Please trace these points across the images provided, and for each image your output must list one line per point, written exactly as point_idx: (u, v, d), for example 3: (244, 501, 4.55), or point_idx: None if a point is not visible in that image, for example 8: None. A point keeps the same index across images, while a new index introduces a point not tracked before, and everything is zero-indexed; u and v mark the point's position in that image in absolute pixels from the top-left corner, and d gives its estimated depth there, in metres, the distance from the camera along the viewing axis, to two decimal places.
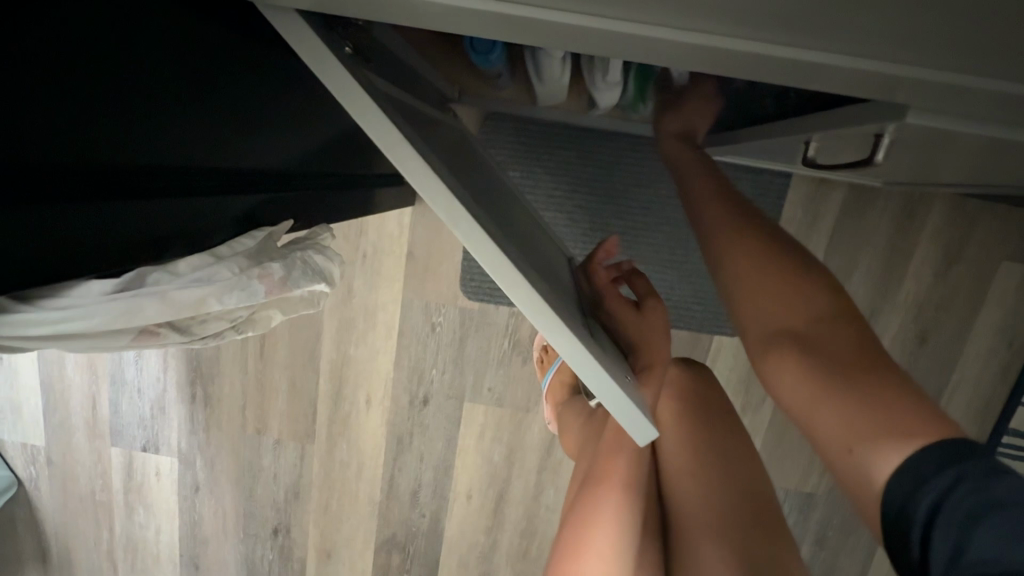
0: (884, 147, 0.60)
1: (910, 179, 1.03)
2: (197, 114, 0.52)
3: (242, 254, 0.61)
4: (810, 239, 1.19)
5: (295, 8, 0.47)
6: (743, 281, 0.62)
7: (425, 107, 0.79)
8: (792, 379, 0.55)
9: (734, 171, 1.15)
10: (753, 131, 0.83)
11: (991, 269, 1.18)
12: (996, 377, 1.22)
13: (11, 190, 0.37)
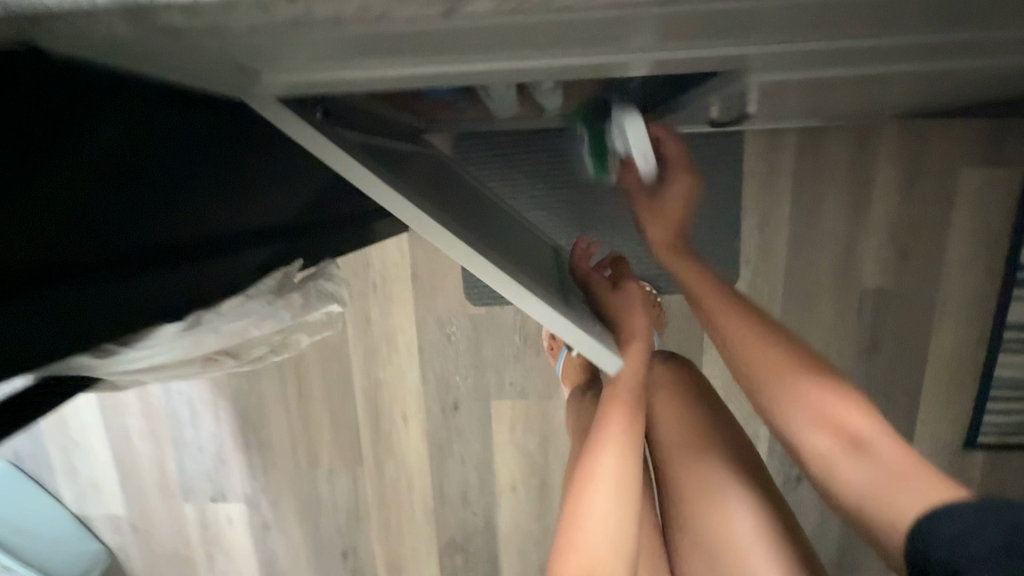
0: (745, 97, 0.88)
1: (850, 113, 1.11)
2: (228, 188, 0.64)
3: (269, 290, 0.75)
4: (776, 186, 1.27)
5: (276, 97, 0.59)
6: (769, 378, 0.74)
7: (399, 144, 0.90)
8: (821, 443, 0.70)
9: (691, 139, 1.24)
10: (685, 105, 0.92)
11: (953, 178, 1.25)
12: (981, 277, 1.30)
13: (106, 272, 0.49)
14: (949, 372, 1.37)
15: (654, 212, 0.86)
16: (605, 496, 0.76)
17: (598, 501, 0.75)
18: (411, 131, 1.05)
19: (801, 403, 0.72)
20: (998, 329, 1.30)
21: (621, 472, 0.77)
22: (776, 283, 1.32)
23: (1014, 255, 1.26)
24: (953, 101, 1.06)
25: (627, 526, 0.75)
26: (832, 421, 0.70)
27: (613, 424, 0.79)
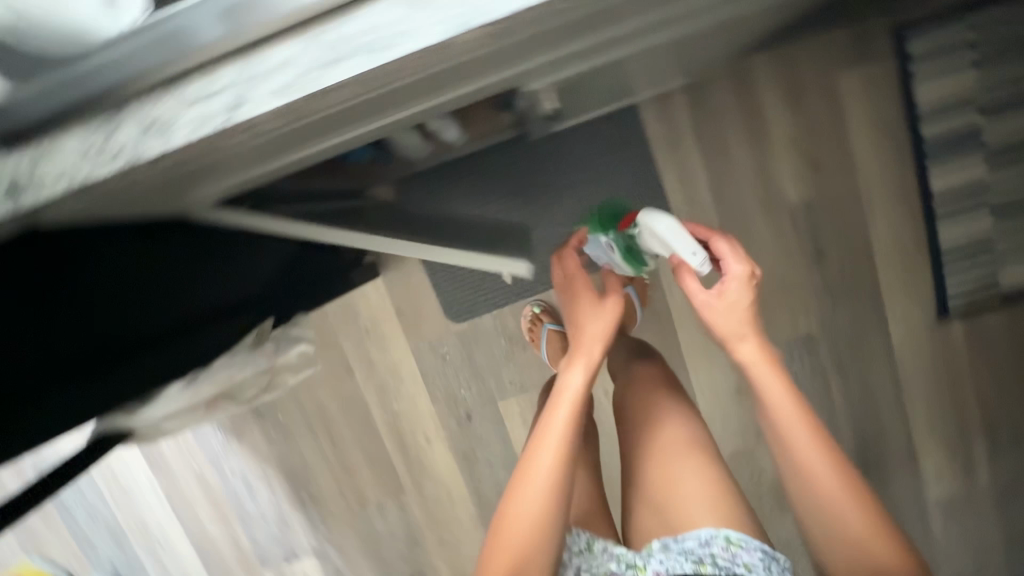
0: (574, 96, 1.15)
1: (714, 61, 1.25)
2: (202, 279, 0.81)
3: (247, 346, 0.91)
4: (680, 140, 1.41)
5: (216, 206, 0.85)
6: (810, 471, 0.87)
7: (332, 203, 1.08)
8: (807, 485, 0.87)
9: (593, 124, 1.40)
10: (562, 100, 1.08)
11: (833, 85, 1.37)
12: (891, 162, 1.41)
13: (87, 354, 0.67)
14: (897, 255, 1.47)
15: (716, 295, 0.95)
16: (535, 469, 0.85)
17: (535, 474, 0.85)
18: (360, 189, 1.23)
19: (799, 446, 0.88)
20: (924, 201, 1.42)
21: (555, 449, 0.86)
22: (712, 224, 1.45)
23: (913, 135, 1.39)
24: (797, 26, 1.20)
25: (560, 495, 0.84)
26: (841, 510, 0.84)
27: (553, 412, 0.90)
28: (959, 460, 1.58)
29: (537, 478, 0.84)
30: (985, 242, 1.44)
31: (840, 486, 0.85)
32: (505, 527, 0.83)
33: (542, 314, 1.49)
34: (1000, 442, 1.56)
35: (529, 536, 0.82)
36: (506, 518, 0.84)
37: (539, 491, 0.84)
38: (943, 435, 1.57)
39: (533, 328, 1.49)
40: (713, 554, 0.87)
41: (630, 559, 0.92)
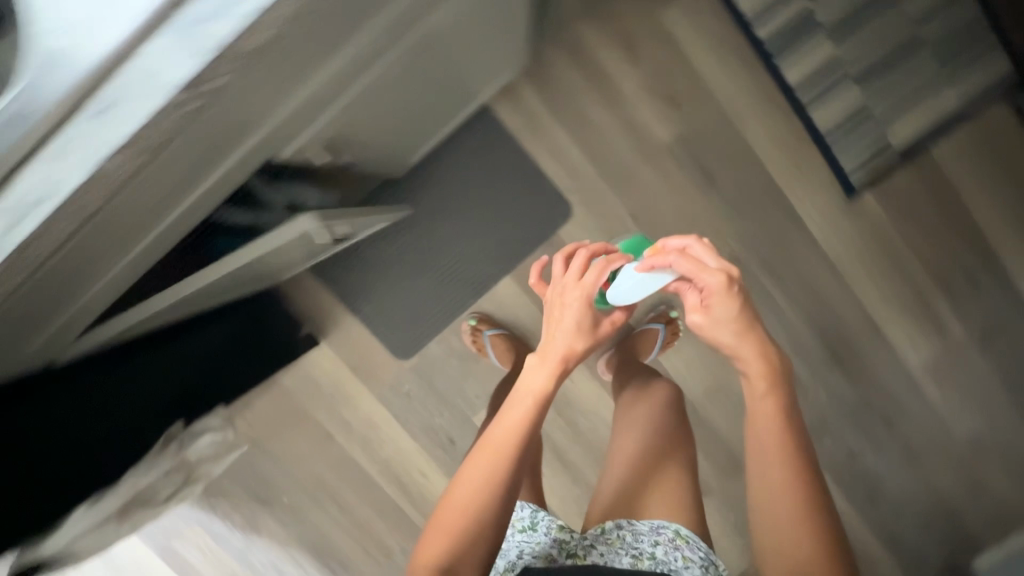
0: (417, 128, 1.19)
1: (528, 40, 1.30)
2: (93, 406, 0.98)
3: (160, 452, 1.08)
4: (540, 124, 1.47)
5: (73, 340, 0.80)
6: (769, 494, 0.80)
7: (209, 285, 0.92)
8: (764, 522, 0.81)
9: (457, 139, 1.47)
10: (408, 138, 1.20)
11: (659, 24, 1.43)
12: (742, 72, 1.46)
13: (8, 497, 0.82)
14: (785, 153, 1.49)
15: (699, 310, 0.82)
16: (480, 478, 0.83)
17: (485, 485, 0.83)
18: (271, 273, 1.26)
19: (771, 480, 0.80)
20: (789, 95, 1.45)
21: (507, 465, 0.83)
22: (601, 188, 1.51)
23: (751, 40, 1.43)
24: None
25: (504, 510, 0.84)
26: (786, 538, 0.79)
27: (513, 425, 0.84)
28: (926, 322, 1.58)
29: (485, 488, 0.83)
30: (863, 111, 1.45)
31: (796, 520, 0.78)
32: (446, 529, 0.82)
33: (479, 324, 1.56)
34: (958, 291, 1.56)
35: (465, 543, 0.82)
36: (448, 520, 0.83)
37: (485, 502, 0.83)
38: (900, 304, 1.57)
39: (476, 339, 1.56)
40: (654, 549, 1.01)
41: (571, 548, 1.06)
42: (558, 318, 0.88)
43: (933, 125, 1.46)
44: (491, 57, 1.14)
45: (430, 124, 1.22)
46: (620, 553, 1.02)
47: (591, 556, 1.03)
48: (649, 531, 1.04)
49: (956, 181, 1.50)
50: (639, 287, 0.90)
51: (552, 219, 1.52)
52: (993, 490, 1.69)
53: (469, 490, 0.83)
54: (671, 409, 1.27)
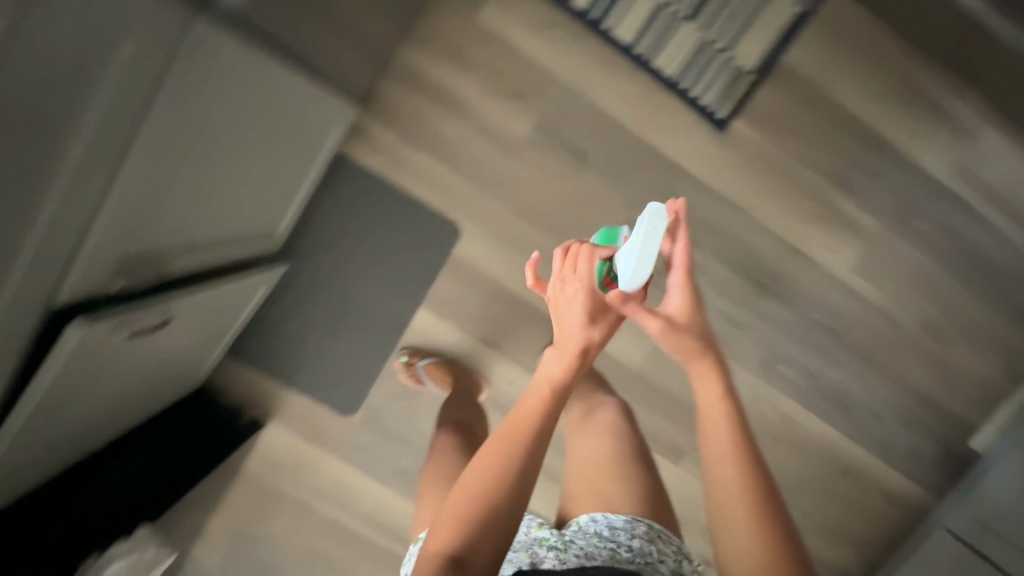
0: (261, 208, 1.22)
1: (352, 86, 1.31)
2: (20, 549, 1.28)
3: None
4: (400, 158, 1.49)
5: None
6: (726, 492, 0.89)
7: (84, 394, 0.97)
8: (729, 522, 0.87)
9: (326, 196, 1.50)
10: (258, 219, 1.23)
11: (479, 26, 1.42)
12: (576, 45, 1.44)
13: None
14: (643, 108, 1.48)
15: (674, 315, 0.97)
16: (485, 482, 0.80)
17: (503, 469, 0.81)
18: (200, 351, 1.34)
19: (727, 475, 0.90)
20: (628, 54, 1.44)
21: (530, 443, 0.83)
22: (478, 198, 1.52)
23: (572, 13, 1.41)
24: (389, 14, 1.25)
25: (522, 496, 0.81)
26: (747, 537, 0.85)
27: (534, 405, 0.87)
28: (838, 225, 1.55)
29: (503, 470, 0.81)
30: (704, 45, 1.43)
31: (752, 520, 0.86)
32: (463, 516, 0.78)
33: (411, 358, 1.59)
34: (858, 186, 1.53)
35: (484, 529, 0.77)
36: (466, 508, 0.79)
37: (504, 488, 0.80)
38: (807, 216, 1.55)
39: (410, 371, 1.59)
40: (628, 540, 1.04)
41: (552, 542, 1.08)
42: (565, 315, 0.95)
43: (778, 36, 1.44)
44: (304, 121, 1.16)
45: (272, 199, 1.24)
46: (599, 546, 1.04)
47: (572, 550, 1.05)
48: (624, 526, 1.08)
49: (820, 83, 1.48)
50: (639, 274, 0.92)
51: (442, 242, 1.55)
52: (962, 367, 1.66)
53: (488, 477, 0.80)
54: (620, 417, 1.40)
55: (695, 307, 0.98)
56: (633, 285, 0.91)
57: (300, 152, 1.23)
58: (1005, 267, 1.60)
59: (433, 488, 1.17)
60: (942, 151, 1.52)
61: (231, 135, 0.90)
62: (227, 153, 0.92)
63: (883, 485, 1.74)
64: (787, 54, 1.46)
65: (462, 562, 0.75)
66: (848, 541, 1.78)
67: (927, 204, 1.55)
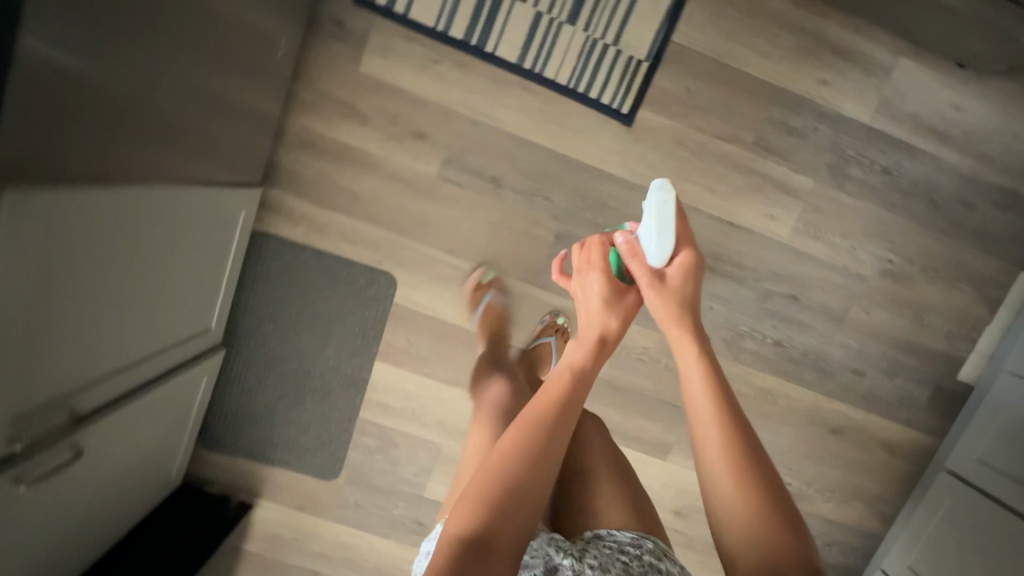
0: (189, 309, 1.25)
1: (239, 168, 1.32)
2: None
3: None
4: (319, 222, 1.50)
5: None
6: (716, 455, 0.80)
7: (46, 531, 1.03)
8: (721, 487, 0.78)
9: (257, 274, 1.52)
10: (188, 318, 1.26)
11: (363, 77, 1.41)
12: (462, 73, 1.42)
13: None
14: (545, 119, 1.46)
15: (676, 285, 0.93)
16: (512, 467, 0.73)
17: (531, 447, 0.76)
18: (159, 454, 1.37)
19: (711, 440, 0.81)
20: (516, 71, 1.42)
21: (557, 425, 0.79)
22: (404, 244, 1.51)
23: (451, 44, 1.40)
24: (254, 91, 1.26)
25: (547, 481, 0.75)
26: (732, 498, 0.77)
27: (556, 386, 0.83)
28: (770, 191, 1.51)
29: (530, 449, 0.75)
30: (591, 45, 1.40)
31: (737, 485, 0.77)
32: (489, 497, 0.71)
33: (490, 283, 1.53)
34: (781, 147, 1.49)
35: (514, 514, 0.70)
36: (493, 488, 0.71)
37: (533, 473, 0.74)
38: (736, 189, 1.51)
39: (477, 293, 1.54)
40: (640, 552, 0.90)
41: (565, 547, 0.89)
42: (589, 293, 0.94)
43: (664, 19, 1.41)
44: (198, 217, 1.17)
45: (198, 298, 1.27)
46: (615, 561, 0.87)
47: (587, 559, 0.87)
48: (631, 540, 0.93)
49: (717, 54, 1.44)
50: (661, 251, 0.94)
51: (381, 294, 1.55)
52: (931, 304, 1.61)
53: (513, 458, 0.74)
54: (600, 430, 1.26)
55: (688, 273, 0.94)
56: (658, 259, 0.93)
57: (208, 246, 1.25)
58: (952, 195, 1.54)
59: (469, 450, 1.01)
60: (859, 94, 1.47)
61: (108, 266, 0.92)
62: (109, 279, 0.94)
63: (877, 437, 1.70)
64: (677, 34, 1.42)
65: (488, 546, 0.66)
66: (855, 499, 1.74)
67: (856, 149, 1.50)
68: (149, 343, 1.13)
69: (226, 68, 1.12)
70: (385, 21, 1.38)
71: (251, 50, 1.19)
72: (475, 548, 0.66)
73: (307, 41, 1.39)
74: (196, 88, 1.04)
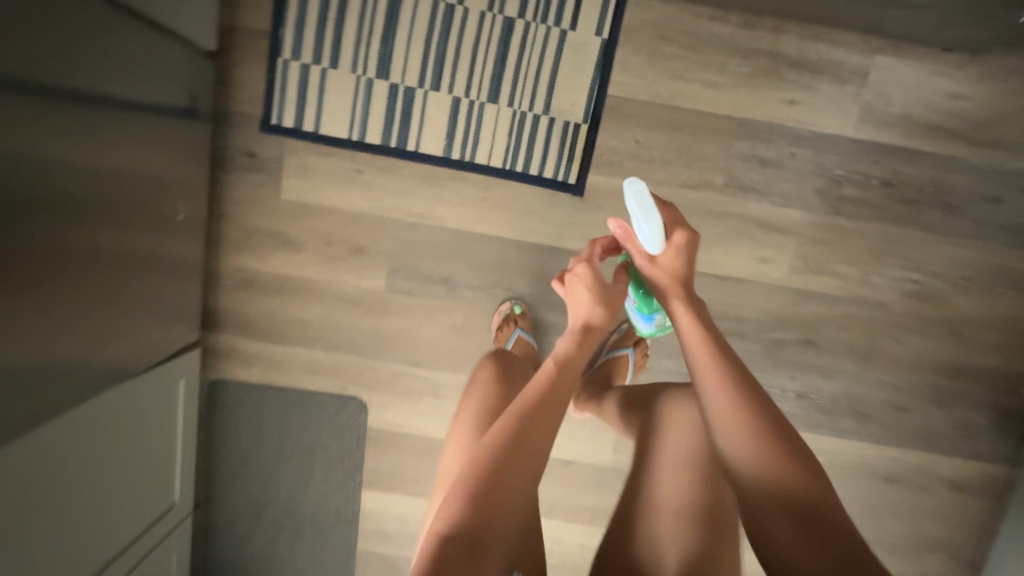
0: (136, 486, 1.16)
1: (174, 329, 1.24)
2: None
3: None
4: (273, 359, 1.40)
5: None
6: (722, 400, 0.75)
7: None
8: (730, 434, 0.73)
9: (220, 425, 1.41)
10: (138, 496, 1.17)
11: (286, 202, 1.32)
12: (388, 177, 1.31)
13: None
14: (488, 206, 1.32)
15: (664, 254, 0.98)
16: (489, 469, 0.82)
17: (504, 452, 0.83)
18: None
19: (706, 375, 0.78)
20: (445, 163, 1.29)
21: (531, 427, 0.86)
22: (364, 365, 1.40)
23: (370, 150, 1.29)
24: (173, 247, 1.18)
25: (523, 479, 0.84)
26: (756, 457, 0.70)
27: (533, 391, 0.91)
28: (754, 232, 1.33)
29: (507, 447, 0.84)
30: (520, 119, 1.28)
31: (753, 426, 0.72)
32: (477, 500, 0.80)
33: (518, 315, 1.33)
34: (757, 182, 1.31)
35: (498, 511, 0.80)
36: (478, 489, 0.80)
37: (513, 476, 0.83)
38: (716, 237, 1.33)
39: (501, 329, 1.31)
40: None
41: None
42: (583, 277, 1.06)
43: (594, 75, 1.27)
44: (122, 396, 1.07)
45: (142, 472, 1.18)
46: None
47: None
48: None
49: (662, 99, 1.28)
50: (655, 233, 0.98)
51: (351, 421, 1.43)
52: (973, 318, 1.38)
53: (495, 461, 0.83)
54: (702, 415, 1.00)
55: (682, 251, 0.98)
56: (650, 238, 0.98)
57: (142, 419, 1.15)
58: (971, 193, 1.32)
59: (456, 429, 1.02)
60: (836, 106, 1.28)
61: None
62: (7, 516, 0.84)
63: (941, 477, 1.46)
64: (613, 87, 1.28)
65: (474, 544, 0.76)
66: (932, 551, 1.49)
67: (845, 167, 1.30)
68: (87, 546, 1.03)
69: (135, 236, 1.03)
70: (296, 141, 1.29)
71: (157, 207, 1.10)
72: (459, 546, 0.76)
73: (220, 177, 1.30)
74: (99, 272, 0.95)
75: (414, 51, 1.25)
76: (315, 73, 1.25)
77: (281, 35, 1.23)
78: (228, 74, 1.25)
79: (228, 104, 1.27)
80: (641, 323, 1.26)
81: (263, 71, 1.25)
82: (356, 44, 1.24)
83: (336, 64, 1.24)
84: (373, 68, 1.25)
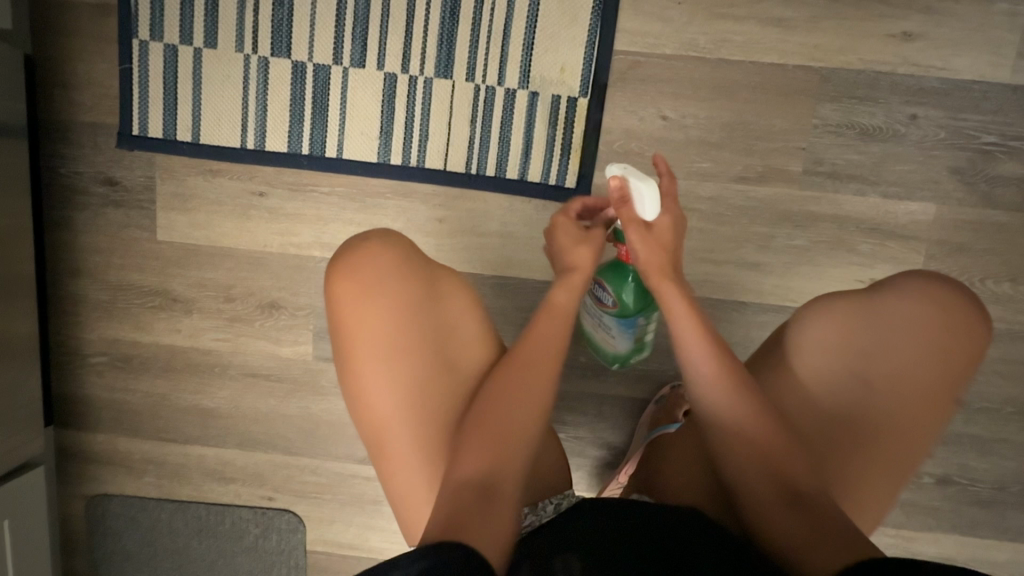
0: None
1: (18, 441, 0.85)
2: None
3: None
4: (170, 463, 1.00)
5: None
6: (705, 379, 0.59)
7: None
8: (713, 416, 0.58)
9: (103, 555, 1.02)
10: None
11: (166, 244, 0.93)
12: (302, 198, 0.90)
13: None
14: (450, 230, 0.90)
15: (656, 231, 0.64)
16: (493, 430, 0.55)
17: (502, 405, 0.56)
18: None
19: (684, 351, 0.61)
20: (379, 173, 0.88)
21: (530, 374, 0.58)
22: (293, 466, 0.99)
23: (272, 162, 0.88)
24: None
25: (533, 428, 0.56)
26: (747, 448, 0.56)
27: (529, 335, 0.61)
28: (857, 240, 0.87)
29: (509, 403, 0.56)
30: (487, 98, 0.86)
31: (744, 409, 0.57)
32: (487, 444, 0.54)
33: None
34: (858, 165, 0.85)
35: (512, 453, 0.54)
36: (486, 432, 0.55)
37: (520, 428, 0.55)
38: (797, 251, 0.87)
39: None
40: None
41: None
42: (563, 229, 0.67)
43: (592, 24, 0.84)
44: None
45: None
46: None
47: None
48: None
49: (701, 52, 0.84)
50: (652, 202, 0.63)
51: (283, 545, 1.01)
52: None
53: (497, 405, 0.56)
54: (843, 346, 0.62)
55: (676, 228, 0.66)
56: (650, 204, 0.63)
57: None
58: None
59: (371, 348, 0.58)
60: (976, 38, 0.82)
61: None
62: None
63: None
64: (624, 40, 0.85)
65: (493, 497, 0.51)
66: None
67: (997, 131, 0.84)
68: None
69: None
70: (170, 157, 0.90)
71: None
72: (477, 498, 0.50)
73: (72, 214, 0.92)
74: None
75: (323, 11, 0.85)
76: (186, 58, 0.87)
77: (132, 6, 0.86)
78: (66, 69, 0.88)
79: (69, 111, 0.89)
80: (621, 339, 0.81)
81: (115, 61, 0.88)
82: (240, 11, 0.85)
83: (216, 43, 0.86)
84: (268, 43, 0.86)
